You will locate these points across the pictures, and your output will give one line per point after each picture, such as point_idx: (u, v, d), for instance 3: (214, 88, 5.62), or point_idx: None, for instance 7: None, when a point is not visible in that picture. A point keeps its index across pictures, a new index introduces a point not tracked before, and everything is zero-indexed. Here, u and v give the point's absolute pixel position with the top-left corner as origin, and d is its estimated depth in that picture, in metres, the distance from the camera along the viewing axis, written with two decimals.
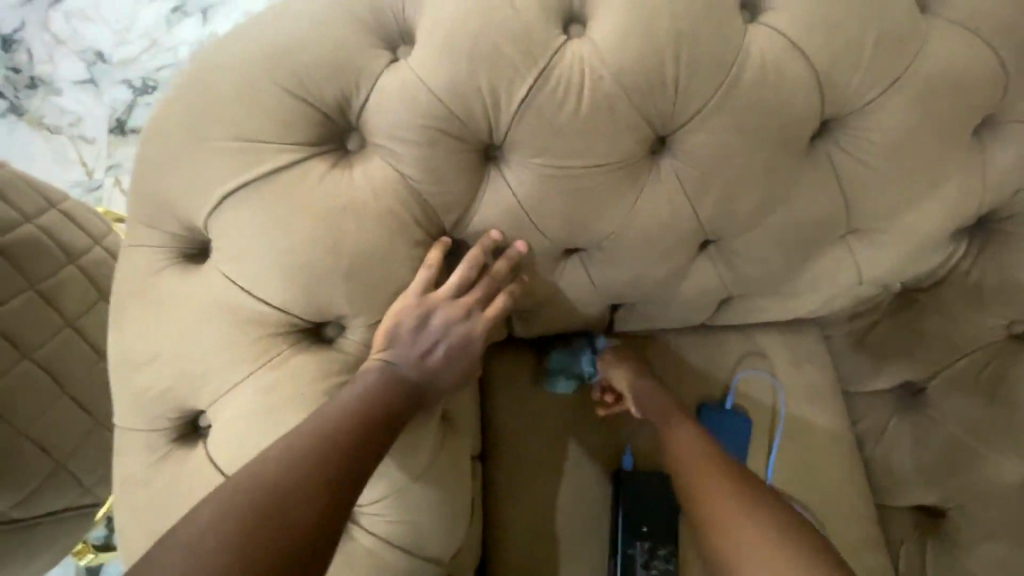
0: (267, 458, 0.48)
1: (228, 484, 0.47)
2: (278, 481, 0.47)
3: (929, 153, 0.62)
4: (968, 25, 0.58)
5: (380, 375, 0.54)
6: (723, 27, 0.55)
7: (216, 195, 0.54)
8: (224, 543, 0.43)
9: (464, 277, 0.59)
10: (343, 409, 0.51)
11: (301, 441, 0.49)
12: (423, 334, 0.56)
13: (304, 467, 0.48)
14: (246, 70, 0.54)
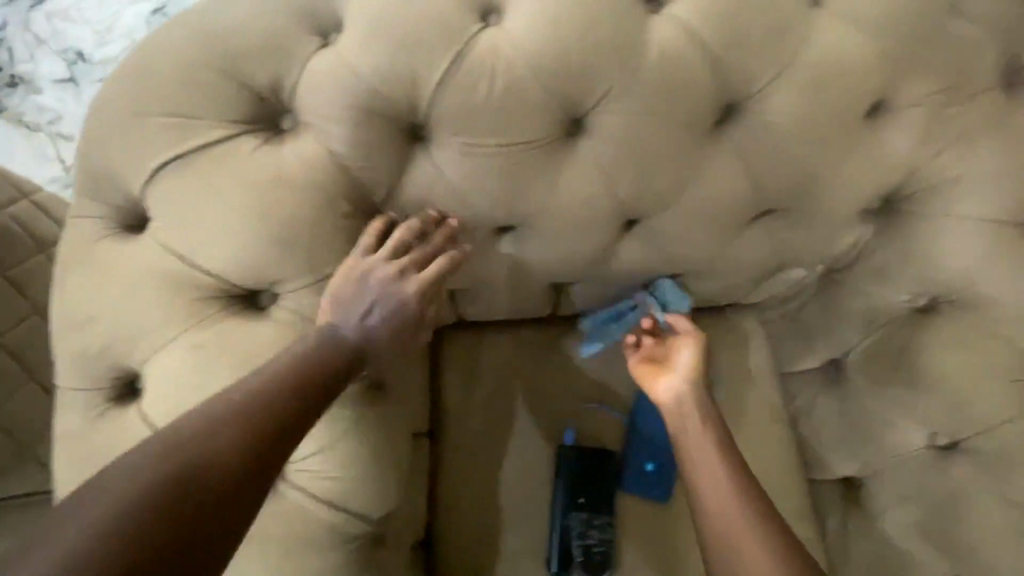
0: (211, 407, 0.52)
1: (175, 428, 0.51)
2: (208, 437, 0.50)
3: (824, 135, 0.67)
4: (853, 19, 0.64)
5: (316, 339, 0.58)
6: (625, 19, 0.60)
7: (151, 168, 0.58)
8: (165, 485, 0.47)
9: (397, 243, 0.62)
10: (275, 371, 0.55)
11: (234, 400, 0.53)
12: (359, 300, 0.60)
13: (236, 427, 0.51)
14: (181, 52, 0.58)
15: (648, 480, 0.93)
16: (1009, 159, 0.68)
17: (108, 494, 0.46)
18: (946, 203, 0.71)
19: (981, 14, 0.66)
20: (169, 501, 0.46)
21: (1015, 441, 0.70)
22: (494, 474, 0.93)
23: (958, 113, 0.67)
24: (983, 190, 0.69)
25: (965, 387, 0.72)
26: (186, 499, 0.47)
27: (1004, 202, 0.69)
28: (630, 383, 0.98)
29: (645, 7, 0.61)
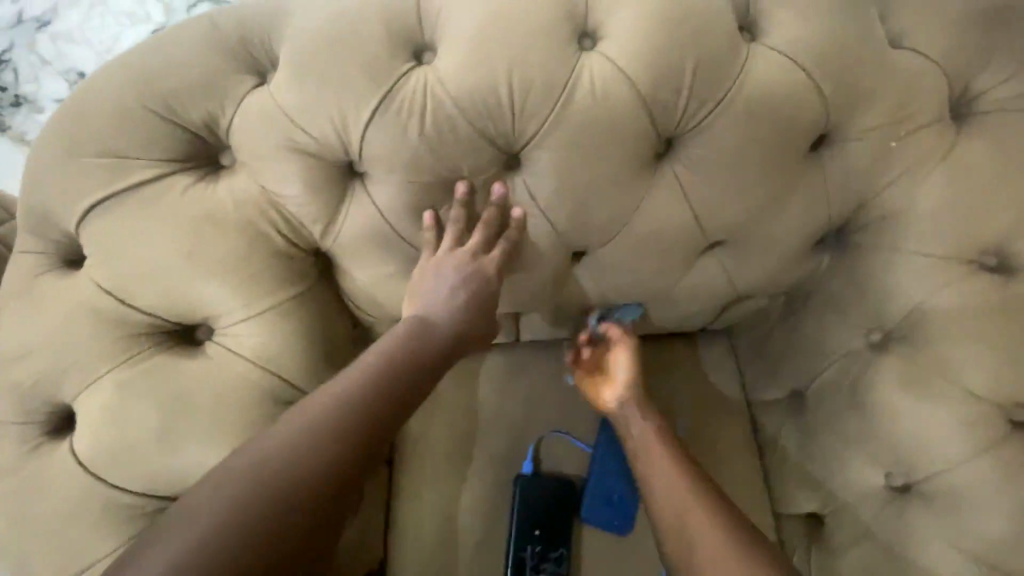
0: (312, 412, 0.56)
1: (268, 443, 0.54)
2: (308, 443, 0.54)
3: (767, 168, 0.66)
4: (793, 51, 0.62)
5: (401, 342, 0.63)
6: (555, 56, 0.60)
7: (84, 205, 0.59)
8: (255, 496, 0.50)
9: (456, 236, 0.66)
10: (372, 373, 0.59)
11: (332, 405, 0.56)
12: (433, 299, 0.65)
13: (323, 433, 0.54)
14: (117, 93, 0.59)
15: (599, 513, 0.91)
16: (961, 190, 0.65)
17: (198, 521, 0.49)
18: (898, 235, 0.69)
19: (926, 46, 0.65)
20: (255, 511, 0.49)
21: (968, 487, 0.66)
22: (451, 501, 0.92)
23: (905, 145, 0.65)
24: (937, 222, 0.67)
25: (912, 427, 0.69)
26: (275, 506, 0.50)
27: (955, 235, 0.66)
28: (594, 411, 0.98)
29: (578, 44, 0.62)
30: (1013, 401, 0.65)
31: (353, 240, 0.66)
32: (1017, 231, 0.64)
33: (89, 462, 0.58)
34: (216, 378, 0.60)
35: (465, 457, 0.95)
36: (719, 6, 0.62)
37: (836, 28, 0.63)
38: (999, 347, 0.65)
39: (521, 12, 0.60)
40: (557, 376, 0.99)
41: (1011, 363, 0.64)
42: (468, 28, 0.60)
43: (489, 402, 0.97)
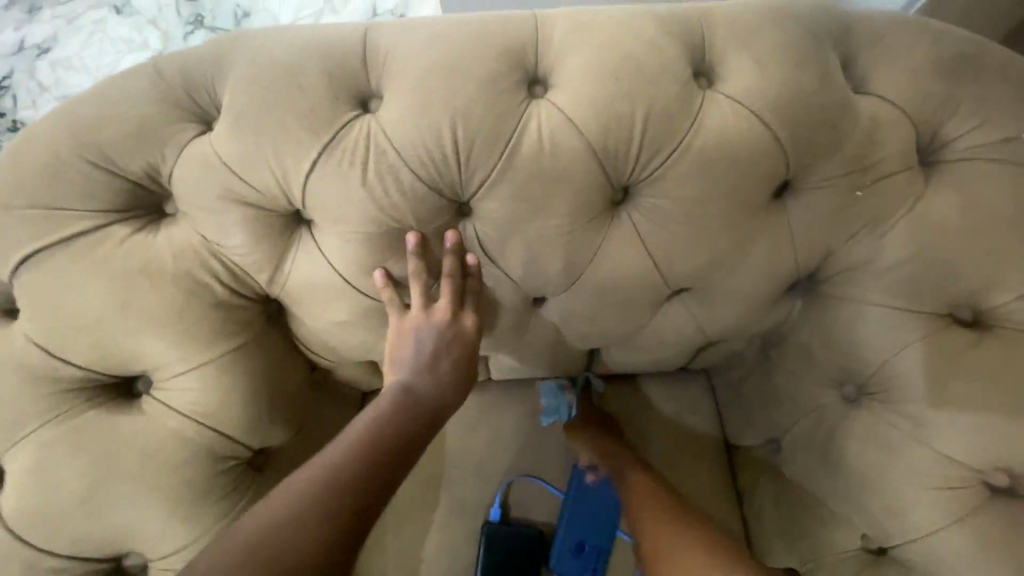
0: (308, 478, 0.54)
1: (264, 512, 0.52)
2: (306, 511, 0.52)
3: (727, 217, 0.63)
4: (749, 99, 0.61)
5: (393, 405, 0.61)
6: (503, 104, 0.59)
7: (15, 257, 0.57)
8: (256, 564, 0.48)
9: (424, 293, 0.64)
10: (365, 435, 0.58)
11: (327, 470, 0.55)
12: (414, 360, 0.63)
13: (321, 501, 0.52)
14: (56, 143, 0.58)
15: (568, 564, 0.87)
16: (929, 240, 0.62)
17: None
18: (869, 284, 0.66)
19: (889, 92, 0.63)
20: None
21: (949, 555, 0.62)
22: (416, 549, 0.89)
23: (871, 194, 0.63)
24: (907, 272, 0.64)
25: (890, 488, 0.65)
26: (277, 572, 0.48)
27: (927, 286, 0.63)
28: (567, 454, 0.94)
29: (528, 93, 0.61)
30: (993, 464, 0.60)
31: (300, 289, 0.64)
32: (988, 283, 0.62)
33: (11, 526, 0.55)
34: (151, 435, 0.58)
35: (431, 502, 0.92)
36: (673, 53, 0.61)
37: (794, 74, 0.61)
38: (978, 406, 0.61)
39: (468, 62, 0.59)
40: (529, 417, 0.96)
41: (989, 424, 0.60)
42: (414, 77, 0.59)
43: (458, 444, 0.94)
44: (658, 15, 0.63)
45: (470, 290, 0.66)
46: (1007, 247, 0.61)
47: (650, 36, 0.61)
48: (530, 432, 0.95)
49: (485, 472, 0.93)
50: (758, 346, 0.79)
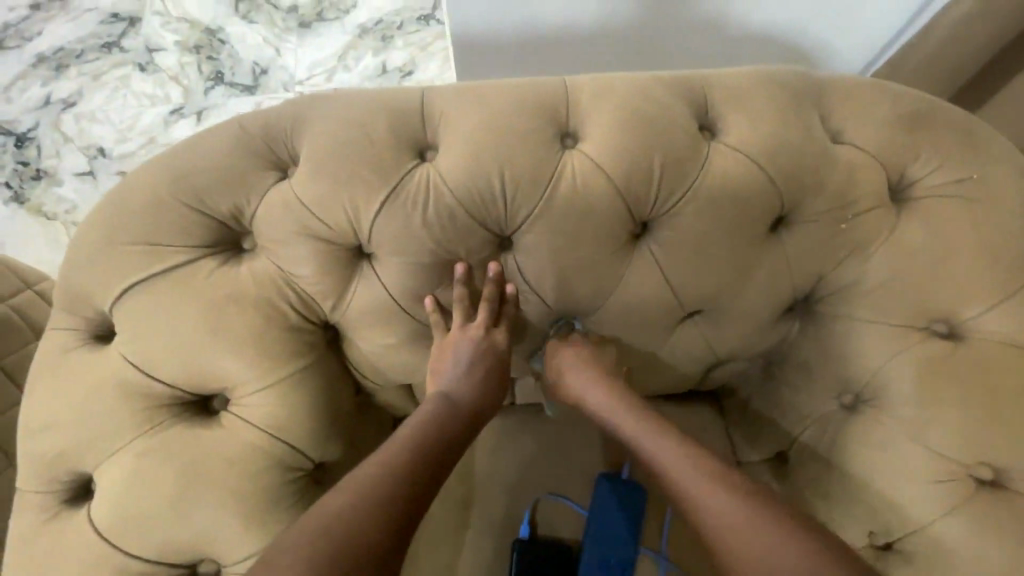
0: (362, 476, 0.61)
1: (326, 505, 0.59)
2: (359, 508, 0.58)
3: (732, 247, 0.74)
4: (746, 150, 0.72)
5: (433, 413, 0.69)
6: (541, 154, 0.69)
7: (120, 288, 0.66)
8: (323, 549, 0.54)
9: (465, 313, 0.72)
10: (412, 442, 0.65)
11: (380, 472, 0.61)
12: (453, 375, 0.72)
13: (376, 496, 0.59)
14: (157, 189, 0.67)
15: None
16: (905, 265, 0.73)
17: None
18: (858, 305, 0.75)
19: (862, 142, 0.75)
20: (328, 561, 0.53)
21: (948, 545, 0.69)
22: (449, 568, 0.93)
23: (853, 227, 0.74)
24: (890, 292, 0.74)
25: (890, 485, 0.73)
26: (343, 556, 0.54)
27: (908, 305, 0.73)
28: (588, 471, 1.00)
29: (561, 144, 0.71)
30: (978, 459, 0.69)
31: (360, 314, 0.72)
32: (959, 301, 0.72)
33: (105, 529, 0.61)
34: (229, 448, 0.64)
35: (461, 521, 0.96)
36: (681, 112, 0.73)
37: (783, 128, 0.73)
38: (959, 408, 0.70)
39: (511, 119, 0.70)
40: (552, 439, 1.02)
41: (968, 424, 0.69)
42: (465, 132, 0.70)
43: (486, 466, 0.99)
44: (666, 80, 0.75)
45: (505, 311, 0.75)
46: (972, 269, 0.72)
47: (661, 98, 0.73)
48: (555, 453, 1.01)
49: (514, 493, 0.99)
50: (763, 364, 0.87)
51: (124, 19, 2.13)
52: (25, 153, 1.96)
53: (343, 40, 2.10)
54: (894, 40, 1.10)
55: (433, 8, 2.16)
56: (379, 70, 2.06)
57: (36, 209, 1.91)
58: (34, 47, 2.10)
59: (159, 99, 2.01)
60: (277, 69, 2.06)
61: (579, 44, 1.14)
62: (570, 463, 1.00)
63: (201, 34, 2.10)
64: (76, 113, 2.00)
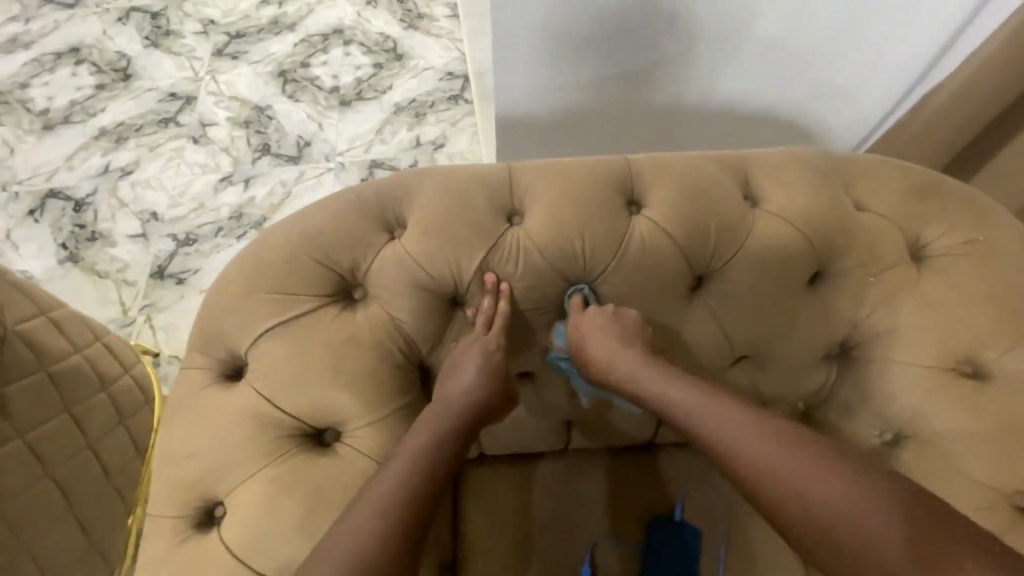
0: (378, 489, 0.68)
1: (347, 522, 0.65)
2: (377, 523, 0.65)
3: (776, 298, 0.85)
4: (784, 216, 0.85)
5: (440, 417, 0.74)
6: (614, 219, 0.82)
7: (257, 331, 0.76)
8: (348, 560, 0.62)
9: (484, 320, 0.79)
10: (416, 459, 0.70)
11: (390, 494, 0.67)
12: (463, 384, 0.76)
13: (392, 512, 0.66)
14: (288, 247, 0.79)
15: None
16: (929, 315, 0.83)
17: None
18: (893, 350, 0.85)
19: (880, 210, 0.88)
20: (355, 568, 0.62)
21: None
22: None
23: (878, 282, 0.85)
24: (920, 337, 0.83)
25: None
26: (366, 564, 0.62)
27: (937, 348, 0.83)
28: (641, 513, 1.05)
29: (627, 211, 0.84)
30: (1010, 488, 0.77)
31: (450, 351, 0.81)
32: (980, 346, 0.82)
33: (237, 550, 0.67)
34: (344, 475, 0.72)
35: (523, 562, 1.01)
36: (727, 185, 0.86)
37: (814, 198, 0.86)
38: (989, 441, 0.79)
39: (585, 190, 0.83)
40: (607, 482, 1.07)
41: (999, 455, 0.78)
42: (549, 200, 0.83)
43: (545, 508, 1.04)
44: (709, 158, 0.89)
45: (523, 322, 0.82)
46: (987, 317, 0.83)
47: (710, 172, 0.87)
48: (611, 496, 1.06)
49: (572, 534, 1.03)
50: (802, 409, 0.94)
51: (181, 98, 2.34)
52: (82, 217, 2.11)
53: (381, 116, 2.32)
54: (888, 116, 1.29)
55: (461, 88, 2.38)
56: (413, 144, 2.26)
57: (89, 267, 2.03)
58: (97, 122, 2.29)
59: (211, 168, 2.20)
60: (319, 142, 2.26)
61: (614, 126, 1.30)
62: (624, 505, 1.05)
63: (251, 111, 2.31)
64: (133, 181, 2.18)
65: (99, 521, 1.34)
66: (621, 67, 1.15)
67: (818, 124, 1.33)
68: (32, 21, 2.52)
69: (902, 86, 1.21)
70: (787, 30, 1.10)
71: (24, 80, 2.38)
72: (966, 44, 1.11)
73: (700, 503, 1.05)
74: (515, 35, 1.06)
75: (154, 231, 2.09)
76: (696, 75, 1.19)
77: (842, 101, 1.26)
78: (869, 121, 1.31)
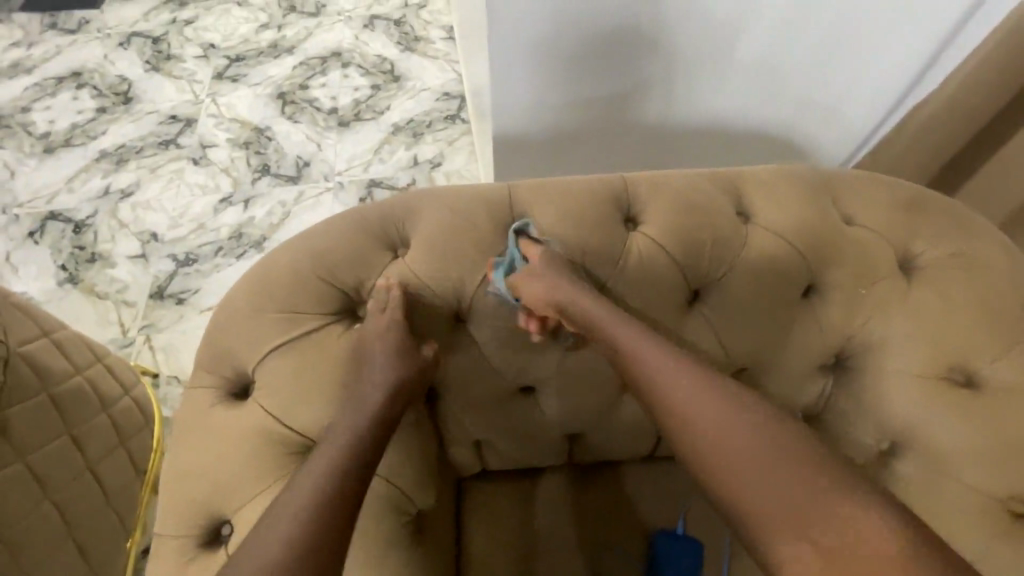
0: (302, 486, 0.66)
1: (272, 520, 0.64)
2: (301, 519, 0.63)
3: (770, 310, 0.87)
4: (776, 229, 0.87)
5: (360, 407, 0.73)
6: (612, 235, 0.85)
7: (264, 350, 0.78)
8: (274, 557, 0.61)
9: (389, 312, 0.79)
10: (339, 451, 0.69)
11: (314, 488, 0.66)
12: (375, 373, 0.75)
13: (315, 505, 0.64)
14: (294, 266, 0.81)
15: None
16: (920, 325, 0.86)
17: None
18: (886, 359, 0.87)
19: (869, 223, 0.91)
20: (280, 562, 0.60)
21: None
22: None
23: (872, 293, 0.87)
24: (913, 345, 0.85)
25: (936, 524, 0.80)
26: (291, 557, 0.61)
27: (930, 357, 0.85)
28: (643, 526, 1.05)
29: (625, 227, 0.87)
30: (1005, 493, 0.78)
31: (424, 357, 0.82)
32: (970, 355, 0.84)
33: None
34: None
35: None
36: (720, 200, 0.89)
37: (804, 212, 0.89)
38: (982, 447, 0.80)
39: (584, 208, 0.86)
40: (610, 496, 1.08)
41: (992, 461, 0.79)
42: (548, 219, 0.86)
43: (550, 523, 1.05)
44: (702, 174, 0.92)
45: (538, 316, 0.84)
46: (976, 326, 0.85)
47: (703, 189, 0.89)
48: (614, 510, 1.06)
49: (577, 549, 1.03)
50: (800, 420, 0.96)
51: (181, 120, 2.38)
52: (82, 238, 2.13)
53: (379, 136, 2.35)
54: (882, 124, 1.31)
55: (458, 108, 2.42)
56: (411, 163, 2.30)
57: (88, 288, 2.04)
58: (97, 144, 2.32)
59: (210, 188, 2.22)
60: (318, 162, 2.29)
61: (606, 147, 1.34)
62: (628, 519, 1.05)
63: (251, 132, 2.35)
64: (133, 202, 2.20)
65: (100, 543, 1.34)
66: (620, 85, 1.19)
67: (814, 137, 1.36)
68: (35, 46, 2.57)
69: (893, 94, 1.23)
70: (772, 51, 1.14)
71: (26, 104, 2.41)
72: (943, 64, 1.16)
73: (703, 515, 1.05)
74: (512, 58, 1.10)
75: (153, 251, 2.11)
76: (686, 95, 1.23)
77: (835, 112, 1.29)
78: (864, 131, 1.33)
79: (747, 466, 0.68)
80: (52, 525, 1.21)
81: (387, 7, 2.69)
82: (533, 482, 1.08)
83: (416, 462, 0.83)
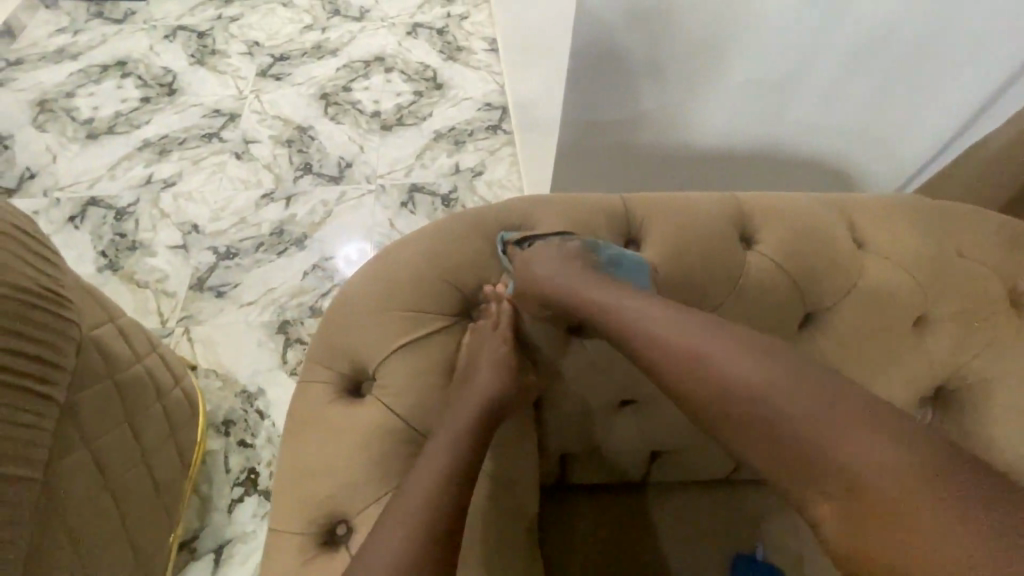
0: (416, 486, 0.65)
1: (389, 522, 0.63)
2: (417, 522, 0.63)
3: (883, 338, 0.87)
4: (887, 257, 0.88)
5: (466, 409, 0.72)
6: (730, 253, 0.85)
7: (387, 349, 0.76)
8: (396, 559, 0.60)
9: (498, 323, 0.81)
10: (449, 453, 0.68)
11: (427, 491, 0.65)
12: (478, 376, 0.75)
13: (430, 510, 0.64)
14: (414, 263, 0.80)
15: None
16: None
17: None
18: (994, 393, 0.86)
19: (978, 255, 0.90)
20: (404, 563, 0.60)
21: None
22: None
23: (986, 325, 0.86)
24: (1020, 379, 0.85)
25: None
26: (410, 559, 0.60)
27: None
28: (725, 551, 1.03)
29: (741, 245, 0.87)
30: None
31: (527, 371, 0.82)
32: None
33: None
34: None
35: None
36: (832, 225, 0.89)
37: (915, 241, 0.89)
38: None
39: (702, 223, 0.86)
40: (691, 518, 1.06)
41: None
42: (667, 232, 0.86)
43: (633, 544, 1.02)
44: (808, 199, 0.92)
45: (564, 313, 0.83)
46: None
47: (812, 213, 0.89)
48: (695, 532, 1.04)
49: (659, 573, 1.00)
50: None
51: (225, 114, 2.39)
52: (122, 225, 2.11)
53: (420, 142, 2.36)
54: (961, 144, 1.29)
55: (500, 119, 2.43)
56: (452, 169, 2.29)
57: (127, 275, 2.01)
58: (141, 133, 2.32)
59: (252, 184, 2.22)
60: (360, 164, 2.29)
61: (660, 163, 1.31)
62: (710, 543, 1.03)
63: (294, 131, 2.36)
64: (175, 193, 2.19)
65: (145, 538, 1.31)
66: (692, 98, 1.15)
67: (887, 149, 1.32)
68: (80, 34, 2.58)
69: (976, 105, 1.20)
70: (839, 83, 1.15)
71: (69, 89, 2.42)
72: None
73: (785, 541, 1.04)
74: (583, 78, 1.06)
75: (195, 243, 2.09)
76: (756, 120, 1.22)
77: (914, 128, 1.26)
78: (937, 144, 1.29)
79: (770, 423, 0.64)
80: (107, 516, 1.18)
81: (430, 17, 2.73)
82: (614, 500, 1.06)
83: (524, 471, 0.82)
